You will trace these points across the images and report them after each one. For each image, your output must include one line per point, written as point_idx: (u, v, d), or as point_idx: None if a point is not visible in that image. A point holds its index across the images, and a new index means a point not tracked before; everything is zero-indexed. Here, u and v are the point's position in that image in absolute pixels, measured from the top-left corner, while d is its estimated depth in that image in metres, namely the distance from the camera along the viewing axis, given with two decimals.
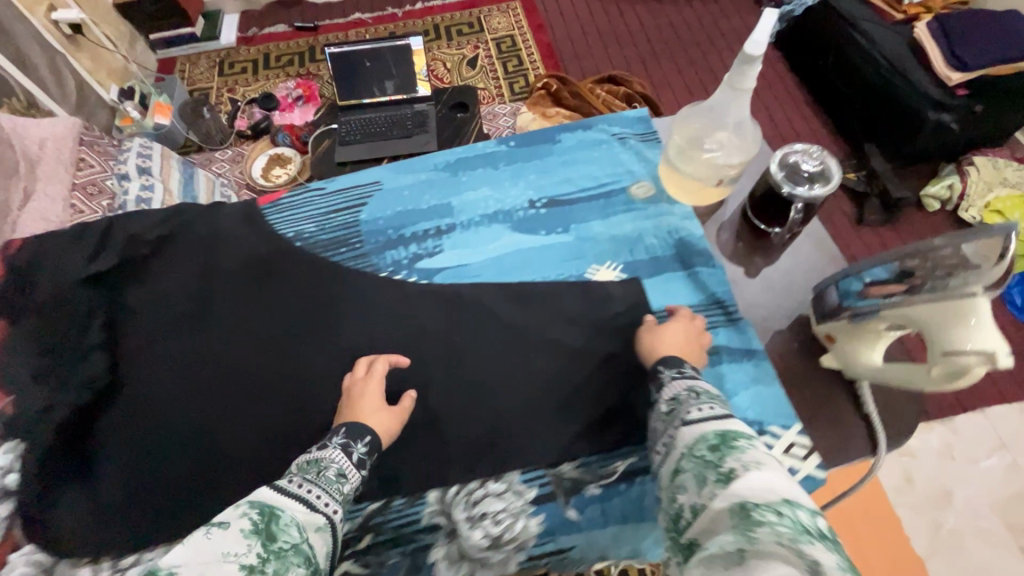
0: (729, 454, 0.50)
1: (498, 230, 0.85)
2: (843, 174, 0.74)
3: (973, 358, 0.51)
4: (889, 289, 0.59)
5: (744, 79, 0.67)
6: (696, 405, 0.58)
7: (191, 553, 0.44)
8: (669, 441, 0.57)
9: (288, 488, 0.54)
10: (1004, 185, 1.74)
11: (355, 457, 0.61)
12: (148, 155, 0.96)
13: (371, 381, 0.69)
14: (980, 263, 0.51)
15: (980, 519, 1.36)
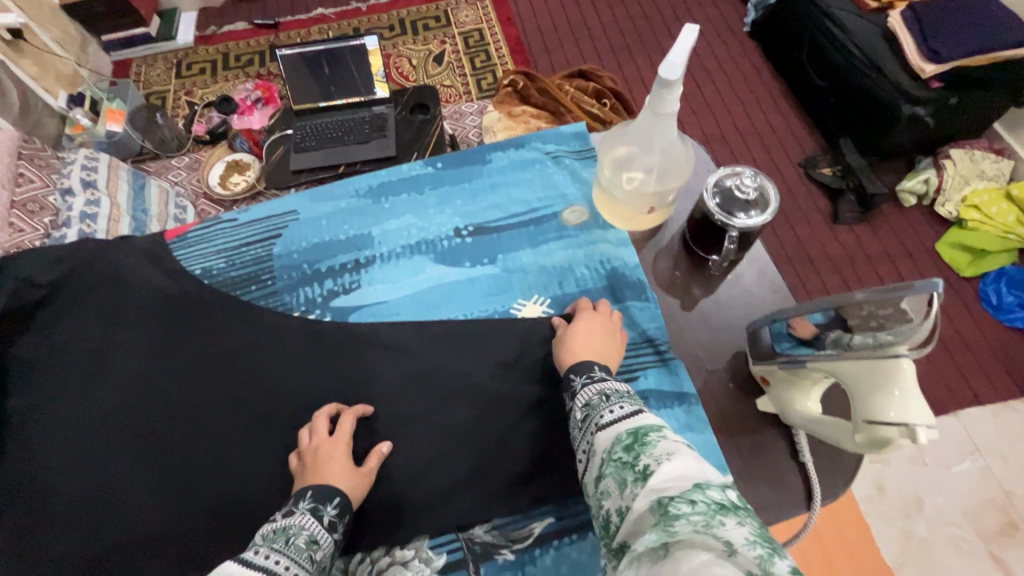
0: (643, 450, 0.45)
1: (420, 261, 0.79)
2: (781, 199, 0.68)
3: (895, 430, 0.46)
4: (821, 339, 0.54)
5: (665, 104, 0.60)
6: (608, 407, 0.53)
7: None
8: (587, 450, 0.52)
9: (253, 560, 0.48)
10: (982, 179, 1.69)
11: (326, 521, 0.55)
12: (93, 168, 1.07)
13: (340, 440, 0.63)
14: (911, 318, 0.45)
15: (952, 527, 1.33)
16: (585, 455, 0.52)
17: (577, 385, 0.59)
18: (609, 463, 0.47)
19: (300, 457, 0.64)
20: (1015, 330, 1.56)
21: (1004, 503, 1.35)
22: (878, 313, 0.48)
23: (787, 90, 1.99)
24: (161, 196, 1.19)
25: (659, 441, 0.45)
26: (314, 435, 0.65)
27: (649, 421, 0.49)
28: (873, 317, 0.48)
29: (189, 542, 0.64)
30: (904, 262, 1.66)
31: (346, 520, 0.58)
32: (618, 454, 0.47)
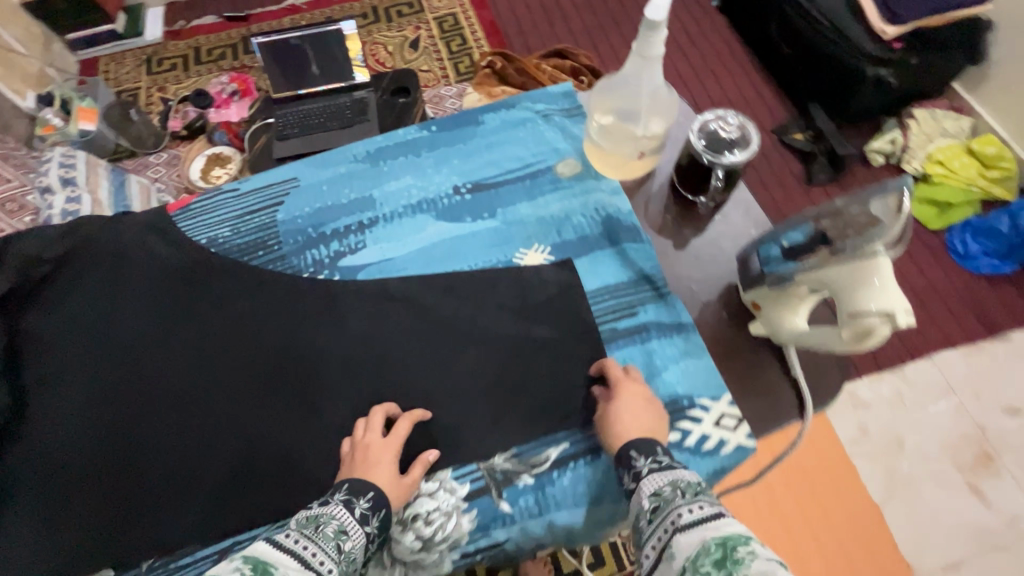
0: (735, 570, 0.42)
1: (422, 220, 0.82)
2: (761, 137, 0.73)
3: (876, 319, 0.51)
4: (804, 254, 0.58)
5: (650, 47, 0.64)
6: (687, 506, 0.49)
7: None
8: (659, 549, 0.48)
9: (282, 542, 0.50)
10: (944, 136, 1.77)
11: (358, 514, 0.56)
12: (72, 165, 1.05)
13: (391, 442, 0.63)
14: (884, 218, 0.50)
15: (933, 463, 1.41)
16: (654, 552, 0.49)
17: (642, 467, 0.56)
18: (693, 575, 0.44)
19: (352, 453, 0.64)
20: (980, 276, 1.65)
21: (978, 437, 1.44)
22: (854, 220, 0.53)
23: (756, 61, 2.04)
24: (144, 192, 1.18)
25: (753, 559, 0.42)
26: (370, 433, 0.64)
27: (732, 527, 0.46)
28: (849, 226, 0.53)
29: (218, 493, 0.65)
30: None
31: (381, 514, 0.57)
32: (705, 566, 0.43)
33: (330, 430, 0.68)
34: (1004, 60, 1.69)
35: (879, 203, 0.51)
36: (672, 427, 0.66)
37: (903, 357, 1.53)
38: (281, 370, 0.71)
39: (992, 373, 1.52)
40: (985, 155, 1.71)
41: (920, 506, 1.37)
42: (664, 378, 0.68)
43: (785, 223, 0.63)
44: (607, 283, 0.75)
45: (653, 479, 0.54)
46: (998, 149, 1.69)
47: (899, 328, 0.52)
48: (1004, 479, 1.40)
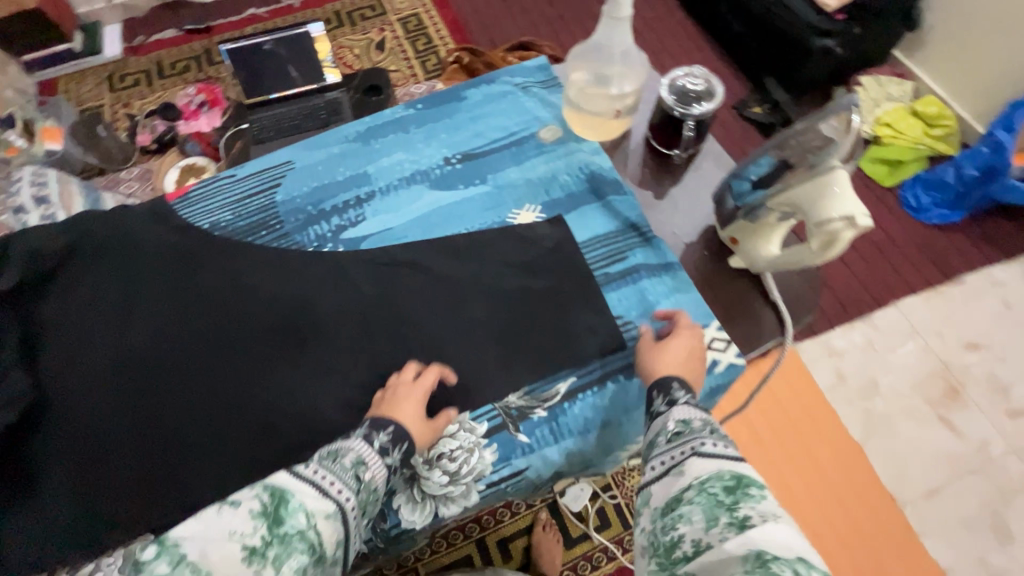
0: (744, 500, 0.47)
1: (418, 190, 0.86)
2: (725, 89, 0.80)
3: (841, 224, 0.58)
4: (773, 180, 0.65)
5: (620, 8, 0.70)
6: (712, 440, 0.54)
7: (202, 527, 0.48)
8: (671, 465, 0.53)
9: (302, 473, 0.53)
10: (890, 100, 1.89)
11: (377, 445, 0.58)
12: (44, 181, 1.09)
13: (418, 387, 0.66)
14: (836, 138, 0.59)
15: (905, 399, 1.52)
16: (663, 466, 0.54)
17: (679, 396, 0.60)
18: (701, 492, 0.49)
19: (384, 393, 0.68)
20: (933, 226, 1.77)
21: (944, 373, 1.55)
22: (810, 141, 0.61)
23: (711, 41, 2.15)
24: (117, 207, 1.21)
25: (762, 497, 0.47)
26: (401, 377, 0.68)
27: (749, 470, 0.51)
28: (807, 150, 0.61)
29: (249, 452, 0.68)
30: None
31: (402, 446, 0.60)
32: (715, 489, 0.49)
33: (351, 388, 0.72)
34: (937, 25, 1.82)
35: (828, 125, 0.60)
36: None
37: (869, 306, 1.64)
38: (297, 337, 0.75)
39: (951, 313, 1.63)
40: (928, 115, 1.84)
41: (898, 441, 1.47)
42: (657, 312, 0.74)
43: (746, 158, 0.70)
44: (597, 234, 0.81)
45: (684, 409, 0.58)
46: (938, 109, 1.84)
47: (859, 231, 0.60)
48: (970, 409, 1.51)
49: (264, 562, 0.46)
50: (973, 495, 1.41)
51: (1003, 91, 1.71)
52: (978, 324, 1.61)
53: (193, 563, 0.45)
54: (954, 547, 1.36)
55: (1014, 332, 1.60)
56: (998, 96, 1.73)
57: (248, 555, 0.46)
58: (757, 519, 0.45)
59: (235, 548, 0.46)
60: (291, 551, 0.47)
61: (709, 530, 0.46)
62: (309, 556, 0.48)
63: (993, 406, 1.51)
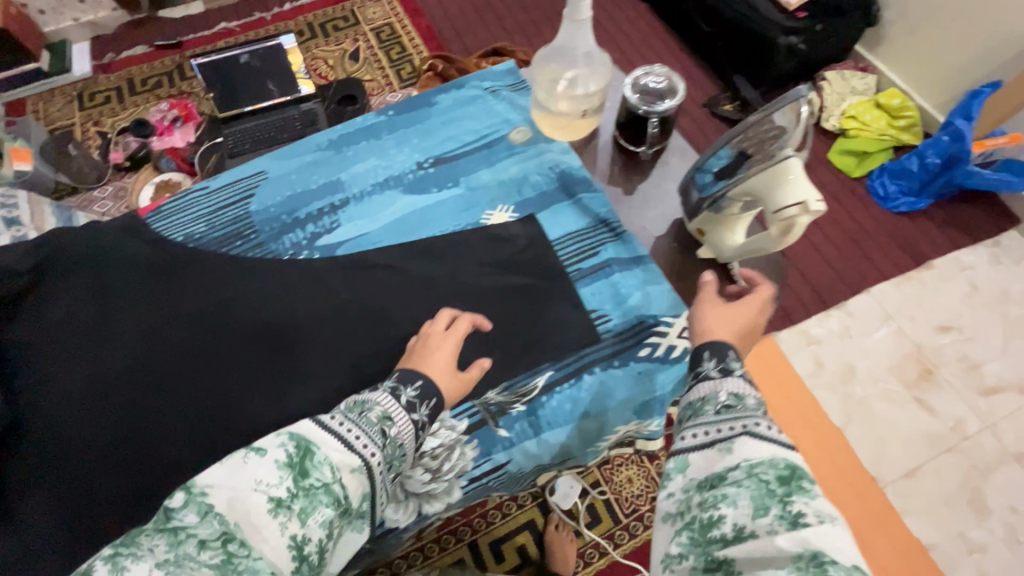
0: (800, 492, 0.45)
1: (391, 195, 0.87)
2: (686, 86, 0.82)
3: (795, 209, 0.61)
4: (733, 170, 0.68)
5: (579, 11, 0.72)
6: (768, 420, 0.51)
7: (230, 473, 0.48)
8: (722, 439, 0.51)
9: (328, 424, 0.54)
10: (854, 93, 1.95)
11: (404, 401, 0.59)
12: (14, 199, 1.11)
13: (452, 335, 0.69)
14: (789, 127, 0.62)
15: (882, 383, 1.56)
16: (707, 437, 0.52)
17: (736, 368, 0.57)
18: (751, 475, 0.47)
19: (416, 342, 0.70)
20: (900, 214, 1.82)
21: (917, 355, 1.59)
22: (763, 130, 0.65)
23: (681, 42, 2.19)
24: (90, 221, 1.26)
25: (819, 494, 0.44)
26: (433, 326, 0.71)
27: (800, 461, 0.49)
28: (763, 139, 0.65)
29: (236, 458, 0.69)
30: None
31: (430, 401, 0.61)
32: (768, 477, 0.46)
33: (332, 393, 0.73)
34: (895, 20, 1.88)
35: (781, 113, 0.63)
36: (641, 344, 0.73)
37: (843, 294, 1.68)
38: (278, 344, 0.75)
39: (921, 297, 1.68)
40: (891, 107, 1.90)
41: (877, 423, 1.50)
42: (630, 304, 0.76)
43: (706, 151, 0.73)
44: (568, 231, 0.82)
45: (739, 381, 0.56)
46: (901, 101, 1.89)
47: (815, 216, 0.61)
48: (944, 389, 1.55)
49: (290, 513, 0.46)
50: (951, 472, 1.45)
51: (959, 81, 1.78)
52: (947, 307, 1.66)
53: (221, 513, 0.45)
54: (935, 524, 1.39)
55: (982, 313, 1.65)
56: (956, 86, 1.79)
57: (274, 505, 0.46)
58: (812, 517, 0.43)
59: (262, 499, 0.46)
60: (317, 504, 0.48)
61: (757, 520, 0.44)
62: (335, 509, 0.48)
63: (966, 385, 1.55)
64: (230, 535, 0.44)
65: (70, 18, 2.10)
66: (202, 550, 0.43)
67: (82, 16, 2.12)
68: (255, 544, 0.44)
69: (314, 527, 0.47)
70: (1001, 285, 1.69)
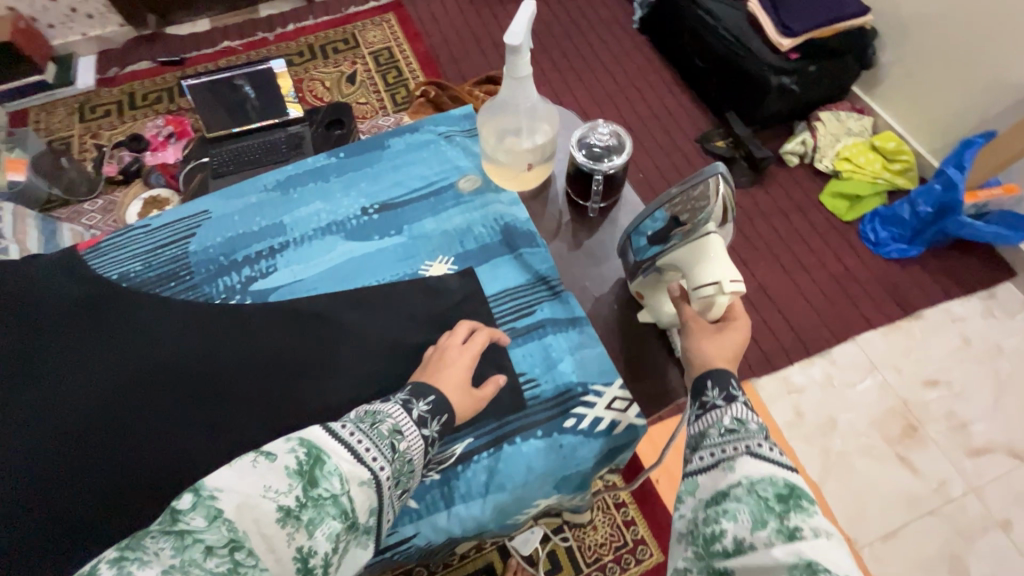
0: (798, 509, 0.44)
1: (332, 240, 0.86)
2: (633, 143, 0.80)
3: (714, 287, 0.62)
4: (667, 235, 0.67)
5: (518, 68, 0.71)
6: (767, 441, 0.50)
7: (236, 477, 0.43)
8: (724, 459, 0.50)
9: (338, 431, 0.51)
10: (849, 135, 1.92)
11: (415, 416, 0.58)
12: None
13: (470, 350, 0.67)
14: (712, 201, 0.62)
15: (863, 436, 1.50)
16: (712, 458, 0.52)
17: (738, 392, 0.56)
18: (749, 491, 0.46)
19: (434, 354, 0.68)
20: (892, 260, 1.77)
21: (902, 410, 1.53)
22: (692, 199, 0.63)
23: (677, 76, 2.18)
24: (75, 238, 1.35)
25: (816, 511, 0.44)
26: (452, 338, 0.69)
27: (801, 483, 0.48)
28: (693, 208, 0.63)
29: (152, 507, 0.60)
30: (795, 214, 1.87)
31: (440, 419, 0.60)
32: (767, 493, 0.46)
33: None
34: (891, 64, 1.85)
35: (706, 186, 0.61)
36: (566, 414, 0.70)
37: (828, 341, 1.63)
38: (213, 372, 0.71)
39: (910, 348, 1.62)
40: (886, 150, 1.86)
41: (856, 480, 1.44)
42: (560, 369, 0.73)
43: (640, 214, 0.70)
44: (506, 287, 0.80)
45: (741, 404, 0.55)
46: (897, 144, 1.85)
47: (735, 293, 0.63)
48: (929, 446, 1.48)
49: (298, 525, 0.43)
50: (931, 536, 1.37)
51: (954, 128, 1.74)
52: (937, 360, 1.60)
53: (230, 519, 0.41)
54: None
55: (973, 368, 1.59)
56: (951, 133, 1.75)
57: (283, 515, 0.42)
58: (808, 533, 0.42)
59: (271, 506, 0.42)
60: (324, 515, 0.44)
61: (756, 532, 0.43)
62: (342, 522, 0.45)
63: (952, 444, 1.48)
64: (235, 547, 0.40)
65: (78, 32, 2.15)
66: (209, 557, 0.38)
67: (89, 31, 2.16)
68: (261, 555, 0.41)
69: (321, 541, 0.43)
70: (993, 340, 1.62)
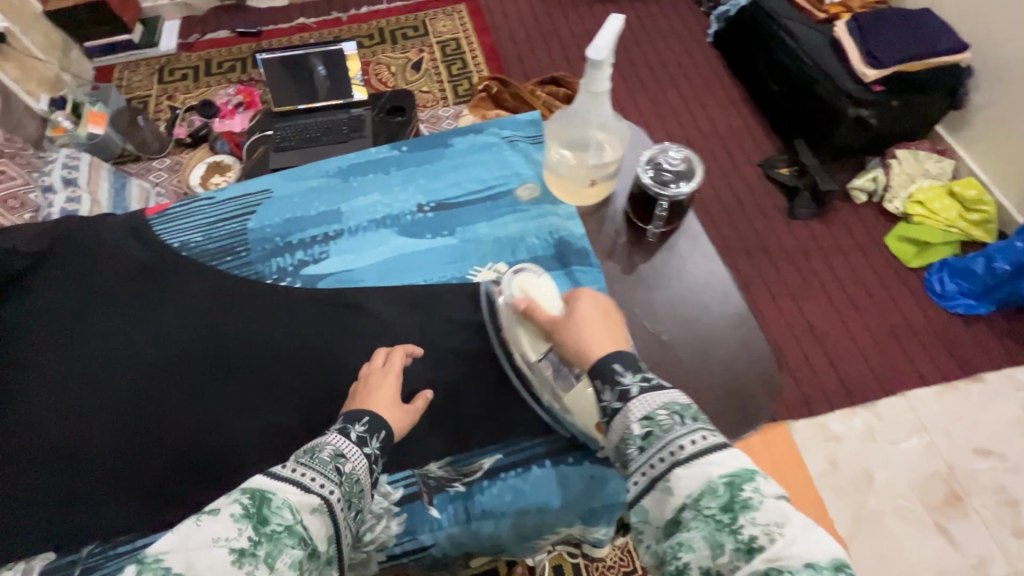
0: (742, 511, 0.42)
1: (385, 234, 0.86)
2: (704, 171, 0.78)
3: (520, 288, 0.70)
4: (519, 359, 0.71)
5: (596, 83, 0.69)
6: (687, 437, 0.49)
7: (180, 539, 0.44)
8: (658, 480, 0.48)
9: (280, 473, 0.52)
10: (926, 177, 1.80)
11: (354, 437, 0.60)
12: (75, 168, 1.25)
13: (389, 373, 0.70)
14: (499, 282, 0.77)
15: (901, 499, 1.40)
16: (646, 479, 0.49)
17: (631, 387, 0.54)
18: (694, 513, 0.45)
19: (357, 384, 0.70)
20: (957, 316, 1.66)
21: (947, 476, 1.43)
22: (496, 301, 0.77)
23: (747, 96, 2.10)
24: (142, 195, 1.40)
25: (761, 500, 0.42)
26: (371, 366, 0.71)
27: (737, 460, 0.47)
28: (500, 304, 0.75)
29: (191, 478, 0.70)
30: (854, 253, 1.77)
31: (379, 435, 0.62)
32: (710, 509, 0.44)
33: (280, 430, 0.72)
34: (981, 106, 1.73)
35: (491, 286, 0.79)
36: None
37: (874, 392, 1.55)
38: (251, 361, 0.77)
39: (964, 412, 1.51)
40: (966, 198, 1.73)
41: (887, 544, 1.35)
42: None
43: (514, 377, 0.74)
44: None
45: (643, 401, 0.53)
46: (978, 193, 1.73)
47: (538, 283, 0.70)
48: (972, 519, 1.37)
49: (256, 561, 0.44)
50: None
51: None
52: (993, 428, 1.49)
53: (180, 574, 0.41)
54: None
55: None
56: None
57: (237, 556, 0.43)
58: (763, 536, 0.41)
59: (223, 553, 0.43)
60: (282, 547, 0.46)
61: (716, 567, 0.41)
62: (302, 550, 0.47)
63: (998, 521, 1.37)
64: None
65: None
66: None
67: None
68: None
69: (284, 570, 0.45)
70: None
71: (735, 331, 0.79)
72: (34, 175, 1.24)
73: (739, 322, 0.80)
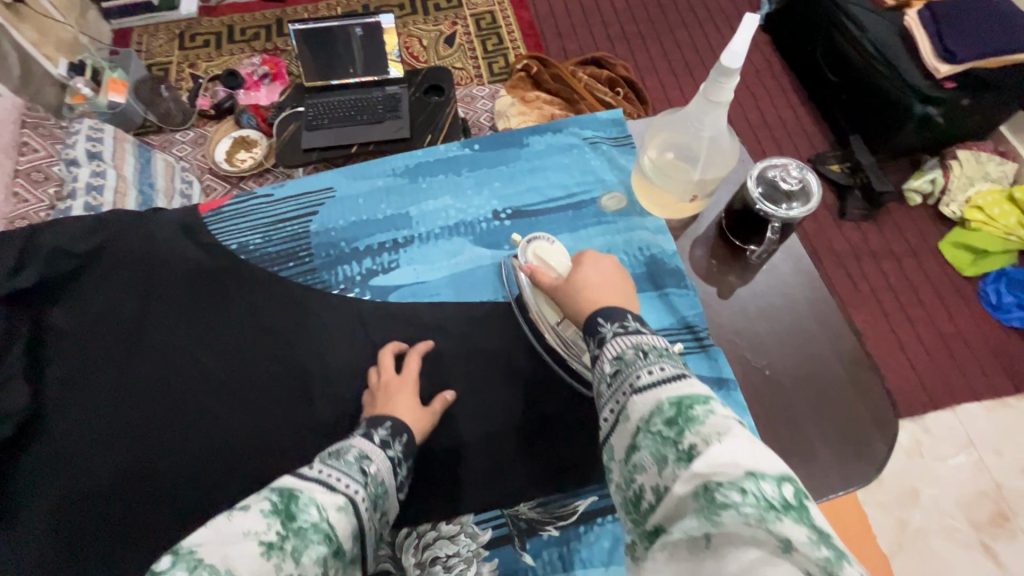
0: (689, 427, 0.37)
1: (459, 243, 0.79)
2: (823, 193, 0.71)
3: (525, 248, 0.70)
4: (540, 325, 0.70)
5: (721, 92, 0.62)
6: (645, 366, 0.43)
7: (213, 534, 0.41)
8: (617, 412, 0.43)
9: (308, 473, 0.49)
10: (985, 180, 1.65)
11: (377, 440, 0.56)
12: (99, 139, 1.06)
13: (407, 376, 0.67)
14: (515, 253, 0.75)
15: (947, 517, 1.29)
16: (612, 415, 0.44)
17: (607, 332, 0.49)
18: (645, 435, 0.39)
19: (373, 391, 0.68)
20: (1012, 329, 1.53)
21: (995, 495, 1.32)
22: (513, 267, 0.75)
23: (798, 86, 1.93)
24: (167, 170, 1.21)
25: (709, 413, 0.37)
26: (384, 372, 0.69)
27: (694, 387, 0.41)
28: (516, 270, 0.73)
29: None
30: (908, 259, 1.63)
31: (401, 439, 0.58)
32: (657, 425, 0.39)
33: None
34: None
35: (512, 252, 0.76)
36: None
37: (924, 406, 1.43)
38: (319, 383, 0.71)
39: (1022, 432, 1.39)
40: None
41: (933, 565, 1.24)
42: None
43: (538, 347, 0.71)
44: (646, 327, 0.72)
45: (617, 342, 0.47)
46: None
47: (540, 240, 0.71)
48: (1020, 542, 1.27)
49: (284, 554, 0.41)
50: None
51: None
52: None
53: (212, 564, 0.39)
54: None
55: None
56: None
57: (266, 549, 0.41)
58: (705, 446, 0.35)
59: (251, 545, 0.40)
60: (309, 542, 0.43)
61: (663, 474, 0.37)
62: (328, 546, 0.44)
63: None
64: None
65: None
66: None
67: None
68: None
69: (310, 566, 0.42)
70: None
71: (843, 366, 0.72)
72: (57, 147, 1.01)
73: (850, 360, 0.73)
